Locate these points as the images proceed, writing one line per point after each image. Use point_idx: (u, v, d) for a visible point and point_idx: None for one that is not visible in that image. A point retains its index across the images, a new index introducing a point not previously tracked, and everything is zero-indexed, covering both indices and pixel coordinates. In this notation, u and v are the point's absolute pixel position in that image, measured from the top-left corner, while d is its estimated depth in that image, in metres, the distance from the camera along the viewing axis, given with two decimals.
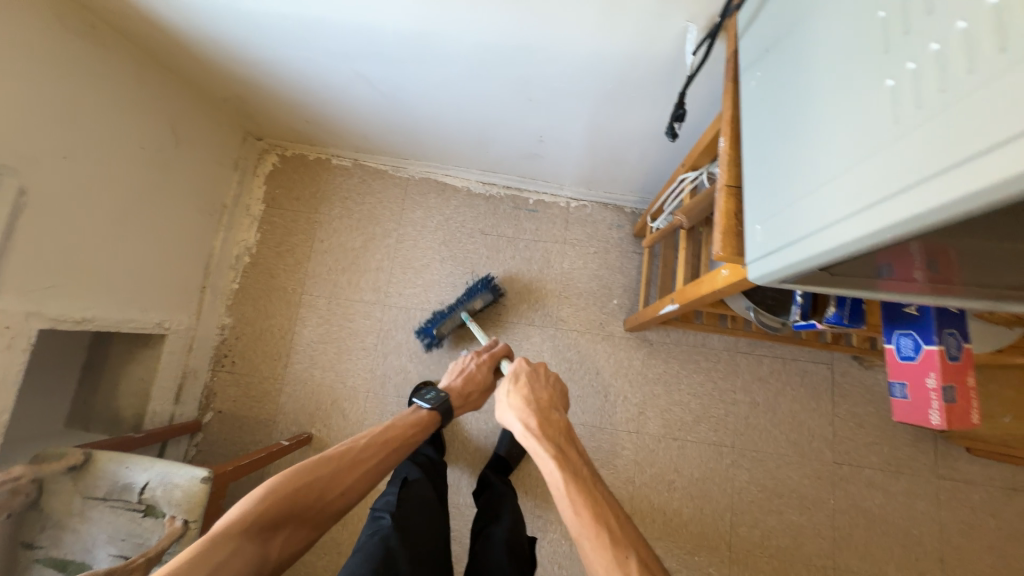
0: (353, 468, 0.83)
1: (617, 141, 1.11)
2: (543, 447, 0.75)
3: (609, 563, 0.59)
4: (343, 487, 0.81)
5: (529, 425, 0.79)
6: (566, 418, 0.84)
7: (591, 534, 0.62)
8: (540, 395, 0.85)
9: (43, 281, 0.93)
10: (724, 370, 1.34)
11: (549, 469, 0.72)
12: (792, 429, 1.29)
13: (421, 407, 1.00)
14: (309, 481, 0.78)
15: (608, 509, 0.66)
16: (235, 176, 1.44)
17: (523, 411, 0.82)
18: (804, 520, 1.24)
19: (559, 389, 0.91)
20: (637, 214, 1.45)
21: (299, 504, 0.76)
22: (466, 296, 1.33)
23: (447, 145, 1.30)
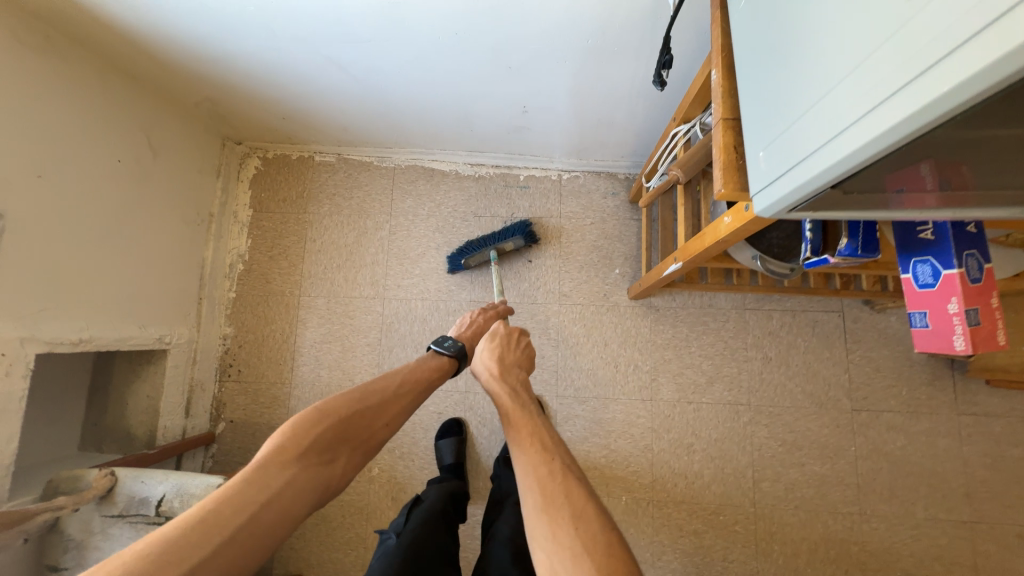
0: (400, 396, 0.74)
1: (603, 102, 1.07)
2: (499, 387, 0.74)
3: (535, 461, 0.60)
4: (390, 417, 0.72)
5: (489, 369, 0.77)
6: (527, 372, 0.80)
7: (524, 446, 0.63)
8: (506, 353, 0.81)
9: (33, 305, 0.91)
10: (733, 328, 1.32)
11: (505, 406, 0.70)
12: (807, 381, 1.28)
13: (440, 352, 0.86)
14: (352, 410, 0.69)
15: (544, 426, 0.66)
16: (218, 183, 1.41)
17: (486, 358, 0.80)
18: (827, 469, 1.24)
19: (528, 350, 0.86)
20: (631, 179, 1.42)
21: (349, 431, 0.67)
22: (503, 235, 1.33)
23: (430, 126, 1.27)
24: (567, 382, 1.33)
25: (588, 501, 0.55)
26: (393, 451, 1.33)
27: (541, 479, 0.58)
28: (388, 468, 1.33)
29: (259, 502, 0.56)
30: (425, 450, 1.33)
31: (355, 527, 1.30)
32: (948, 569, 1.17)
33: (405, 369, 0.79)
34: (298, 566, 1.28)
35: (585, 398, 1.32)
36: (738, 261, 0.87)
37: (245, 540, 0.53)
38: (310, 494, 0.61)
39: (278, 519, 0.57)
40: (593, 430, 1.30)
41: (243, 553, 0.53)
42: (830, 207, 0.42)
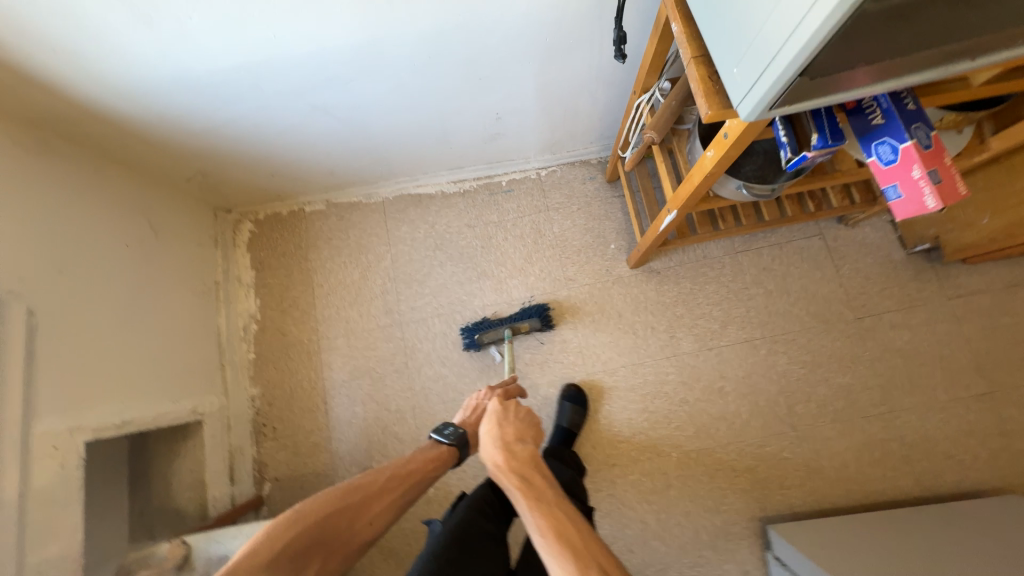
0: (379, 497, 0.86)
1: (566, 95, 1.18)
2: (511, 483, 0.78)
3: (576, 574, 0.63)
4: (369, 518, 0.84)
5: (496, 460, 0.82)
6: (532, 448, 0.85)
7: (553, 553, 0.66)
8: (506, 435, 0.87)
9: (74, 395, 0.93)
10: (731, 272, 1.41)
11: (523, 505, 0.74)
12: (809, 303, 1.37)
13: (440, 443, 0.98)
14: (333, 510, 0.81)
15: (570, 524, 0.70)
16: (218, 252, 1.45)
17: (490, 447, 0.85)
18: (850, 379, 1.32)
19: (529, 419, 0.93)
20: (604, 161, 1.53)
21: (326, 534, 0.80)
22: (518, 317, 1.38)
23: (413, 153, 1.35)
24: (593, 358, 1.39)
25: None
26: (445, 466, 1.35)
27: None
28: (443, 485, 1.34)
29: None
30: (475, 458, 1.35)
31: None
32: (980, 442, 1.26)
33: (391, 466, 0.90)
34: None
35: (614, 370, 1.38)
36: (723, 197, 0.97)
37: None
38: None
39: None
40: (630, 397, 1.36)
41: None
42: (799, 100, 0.51)
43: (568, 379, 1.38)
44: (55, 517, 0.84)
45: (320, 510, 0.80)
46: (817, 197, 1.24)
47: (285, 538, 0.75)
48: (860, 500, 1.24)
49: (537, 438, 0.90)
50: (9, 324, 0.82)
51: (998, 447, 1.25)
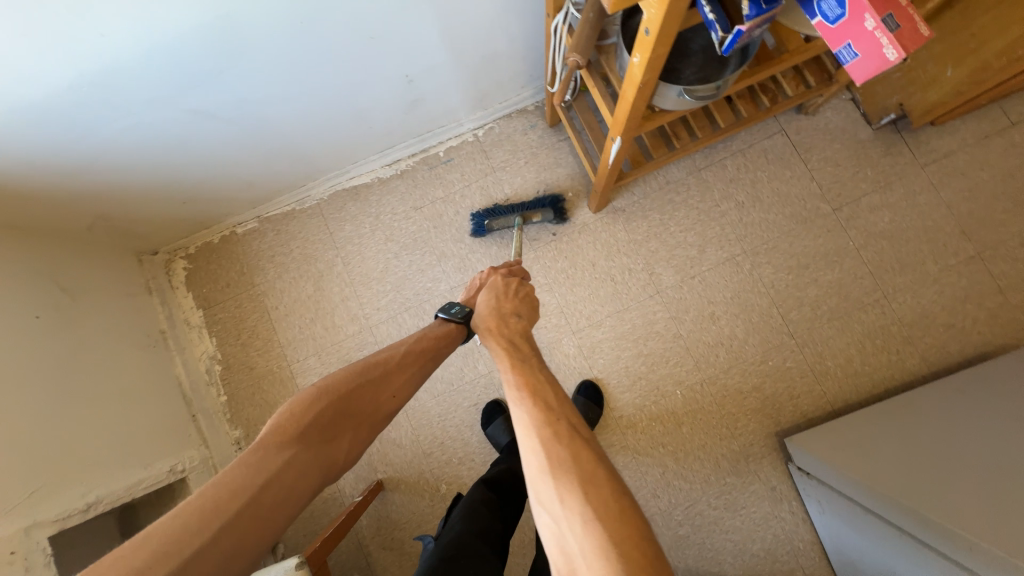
0: (401, 368, 0.74)
1: (477, 37, 1.05)
2: (497, 345, 0.70)
3: (540, 421, 0.57)
4: (393, 389, 0.73)
5: (486, 325, 0.75)
6: (526, 323, 0.77)
7: (524, 404, 0.59)
8: (502, 304, 0.79)
9: (21, 491, 0.85)
10: (698, 192, 1.33)
11: (500, 361, 0.67)
12: (784, 205, 1.30)
13: (446, 321, 0.83)
14: (355, 384, 0.70)
15: (547, 382, 0.61)
16: (155, 299, 1.34)
17: (482, 315, 0.78)
18: (838, 273, 1.26)
19: (530, 297, 0.82)
20: (541, 106, 1.40)
21: (351, 406, 0.69)
22: (530, 207, 1.32)
23: (331, 141, 1.21)
24: (576, 315, 1.32)
25: (597, 464, 0.52)
26: (451, 459, 1.30)
27: (545, 440, 0.55)
28: (454, 478, 1.30)
29: (264, 484, 0.58)
30: (480, 444, 1.30)
31: None
32: (979, 304, 1.22)
33: (408, 342, 0.78)
34: None
35: (600, 321, 1.31)
36: (667, 113, 0.86)
37: (249, 519, 0.56)
38: (312, 470, 0.62)
39: (289, 491, 0.60)
40: (622, 345, 1.30)
41: (251, 531, 0.55)
42: None
43: (585, 376, 1.29)
44: None
45: (340, 383, 0.69)
46: (770, 89, 1.15)
47: (306, 413, 0.65)
48: (870, 391, 1.22)
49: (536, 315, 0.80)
50: None
51: (997, 305, 1.22)
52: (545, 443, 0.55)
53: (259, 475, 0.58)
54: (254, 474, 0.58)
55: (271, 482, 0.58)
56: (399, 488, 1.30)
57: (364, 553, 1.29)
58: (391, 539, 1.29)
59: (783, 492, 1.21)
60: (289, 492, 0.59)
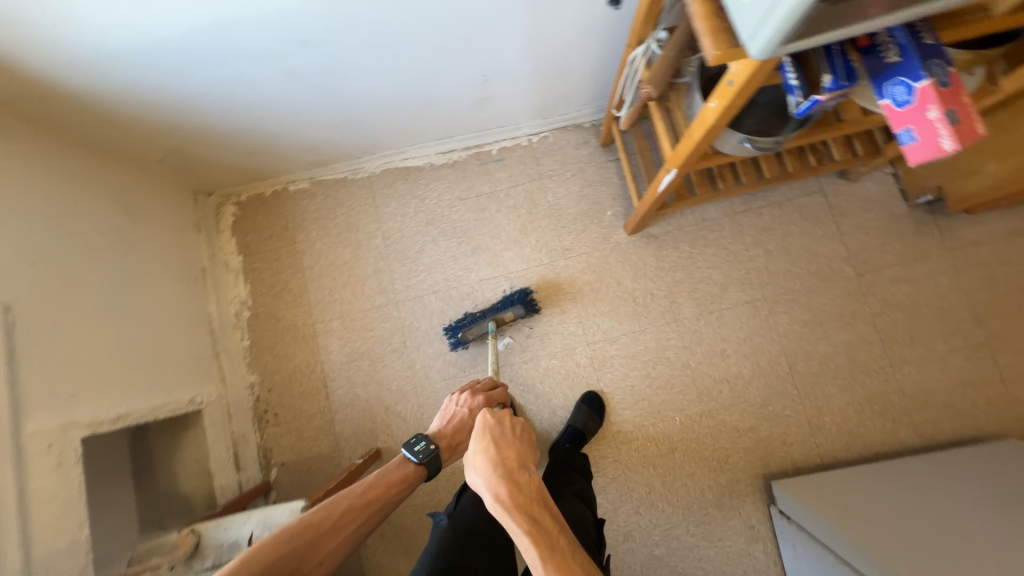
0: (344, 523, 0.86)
1: (554, 52, 1.11)
2: (521, 528, 0.70)
3: None
4: (323, 553, 0.82)
5: (499, 495, 0.74)
6: (534, 475, 0.79)
7: None
8: (506, 458, 0.78)
9: (63, 391, 0.90)
10: (731, 234, 1.38)
11: (530, 552, 0.68)
12: (810, 261, 1.35)
13: (409, 460, 0.96)
14: (287, 549, 0.79)
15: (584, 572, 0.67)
16: (201, 237, 1.40)
17: (491, 479, 0.76)
18: (850, 335, 1.32)
19: (526, 437, 0.85)
20: (597, 125, 1.47)
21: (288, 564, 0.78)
22: (502, 306, 1.35)
23: (397, 123, 1.28)
24: (593, 328, 1.37)
25: None
26: None
27: None
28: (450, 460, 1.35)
29: None
30: None
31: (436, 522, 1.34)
32: (978, 391, 1.27)
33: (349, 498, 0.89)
34: None
35: (615, 337, 1.37)
36: (726, 155, 0.92)
37: None
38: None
39: None
40: (631, 364, 1.35)
41: None
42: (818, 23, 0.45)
43: (590, 387, 1.35)
44: (57, 513, 0.84)
45: (283, 540, 0.80)
46: (818, 151, 1.21)
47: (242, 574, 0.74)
48: (860, 452, 1.27)
49: (535, 458, 0.83)
50: None
51: (996, 395, 1.27)
52: None
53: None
54: None
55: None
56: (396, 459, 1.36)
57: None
58: None
59: (760, 533, 1.26)
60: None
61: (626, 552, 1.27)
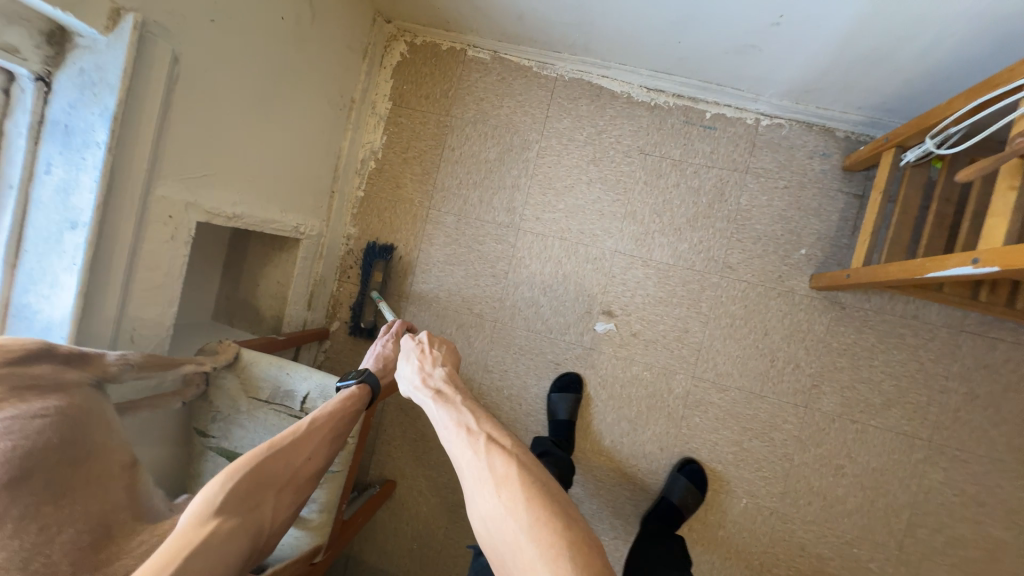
0: (316, 431, 0.71)
1: (901, 18, 0.78)
2: (423, 391, 0.74)
3: (469, 454, 0.63)
4: (312, 453, 0.69)
5: (408, 376, 0.78)
6: (445, 357, 0.82)
7: (460, 451, 0.64)
8: (419, 349, 0.82)
9: (198, 169, 0.85)
10: (938, 351, 1.07)
11: (431, 408, 0.71)
12: (1018, 433, 1.04)
13: (348, 385, 0.83)
14: (266, 458, 0.65)
15: (472, 409, 0.70)
16: (363, 65, 1.27)
17: (403, 364, 0.81)
18: (1008, 537, 1.04)
19: (444, 337, 0.87)
20: (853, 139, 1.12)
21: (268, 479, 0.64)
22: (365, 272, 1.31)
23: (631, 27, 1.01)
24: (708, 364, 1.17)
25: (518, 468, 0.61)
26: (502, 390, 1.26)
27: (474, 465, 0.62)
28: (493, 406, 1.28)
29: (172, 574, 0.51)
30: (535, 399, 1.25)
31: None
32: None
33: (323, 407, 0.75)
34: (392, 472, 1.34)
35: (725, 387, 1.16)
36: None
37: None
38: (225, 557, 0.56)
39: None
40: (726, 423, 1.16)
41: None
42: None
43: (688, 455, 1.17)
44: (156, 284, 0.83)
45: (255, 457, 0.64)
46: None
47: (221, 493, 0.59)
48: None
49: (455, 351, 0.85)
50: (153, 66, 0.71)
51: None
52: (473, 470, 0.62)
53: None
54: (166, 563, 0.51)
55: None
56: None
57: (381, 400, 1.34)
58: (411, 407, 1.33)
59: None
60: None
61: None
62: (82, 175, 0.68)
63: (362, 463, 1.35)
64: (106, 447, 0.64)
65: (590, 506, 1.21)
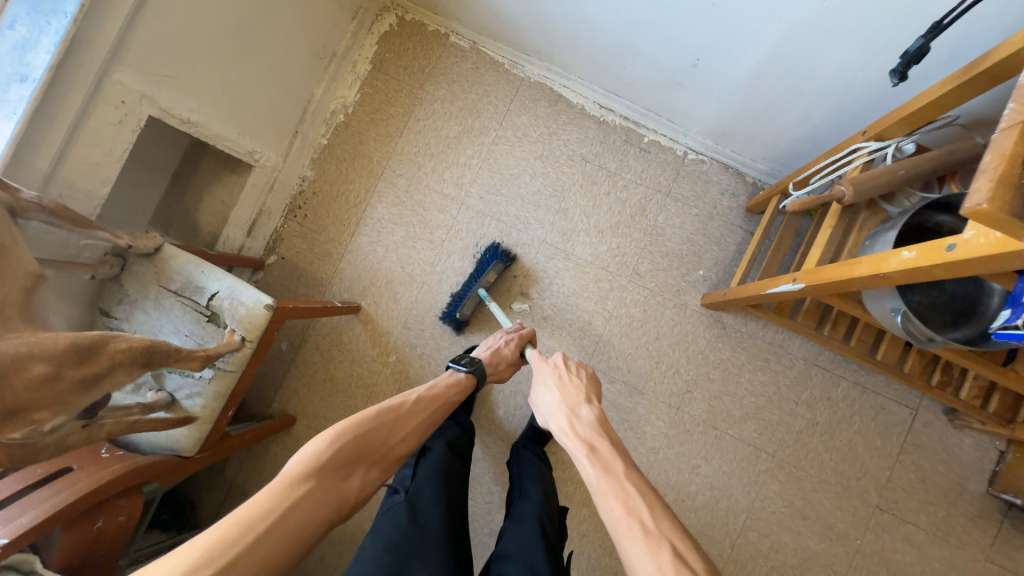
0: (411, 416, 0.82)
1: (785, 79, 0.95)
2: (578, 445, 0.75)
3: (644, 553, 0.57)
4: (405, 434, 0.80)
5: (561, 425, 0.81)
6: (597, 410, 0.83)
7: (630, 544, 0.58)
8: (569, 396, 0.86)
9: (159, 67, 0.92)
10: (793, 378, 1.23)
11: (586, 469, 0.71)
12: (843, 460, 1.20)
13: (458, 371, 0.98)
14: (369, 428, 0.74)
15: (640, 492, 0.65)
16: (351, 25, 1.37)
17: (557, 411, 0.83)
18: (821, 549, 1.18)
19: (592, 383, 0.91)
20: (759, 186, 1.29)
21: (367, 449, 0.73)
22: (480, 270, 1.30)
23: (587, 45, 1.16)
24: (602, 356, 1.29)
25: None
26: (415, 347, 1.34)
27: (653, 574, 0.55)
28: (405, 361, 1.35)
29: (279, 512, 0.59)
30: (444, 362, 1.33)
31: (355, 398, 1.36)
32: None
33: (418, 393, 0.87)
34: (295, 409, 1.37)
35: (613, 379, 1.28)
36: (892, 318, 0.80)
37: (268, 542, 0.56)
38: (328, 504, 0.65)
39: (307, 519, 0.61)
40: (608, 411, 1.27)
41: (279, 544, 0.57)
42: None
43: None
44: (94, 160, 0.88)
45: (359, 424, 0.74)
46: (950, 375, 1.05)
47: (330, 449, 0.68)
48: None
49: (598, 398, 0.87)
50: None
51: None
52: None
53: (3, 383, 0.62)
54: (280, 502, 0.59)
55: (27, 392, 0.64)
56: (366, 325, 1.37)
57: (283, 327, 1.38)
58: (328, 350, 1.38)
59: None
60: (311, 522, 0.62)
61: (481, 544, 1.28)
62: (42, 37, 0.75)
63: (268, 393, 1.38)
64: (12, 253, 0.70)
65: (474, 468, 1.30)
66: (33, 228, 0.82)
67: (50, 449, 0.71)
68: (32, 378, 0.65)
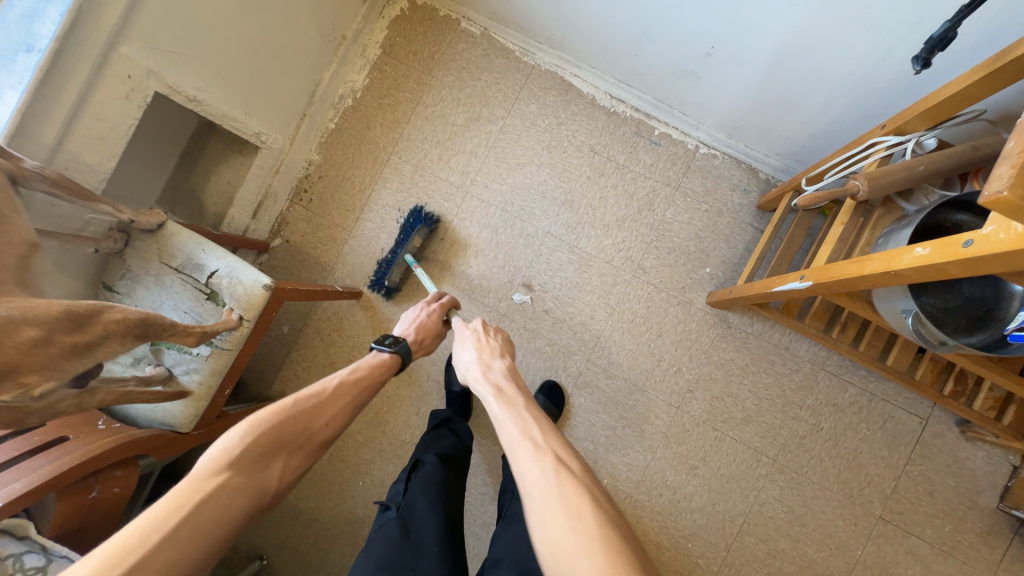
0: (335, 400, 0.76)
1: (802, 70, 0.91)
2: (486, 387, 0.76)
3: (539, 469, 0.59)
4: (329, 418, 0.74)
5: (473, 372, 0.81)
6: (506, 359, 0.84)
7: (531, 465, 0.60)
8: (484, 348, 0.86)
9: (166, 44, 0.92)
10: (799, 382, 1.19)
11: (494, 407, 0.72)
12: (848, 468, 1.16)
13: (381, 350, 0.90)
14: (284, 418, 0.69)
15: (546, 429, 0.67)
16: (361, 8, 1.36)
17: (468, 362, 0.84)
18: (819, 557, 1.15)
19: (504, 341, 0.92)
20: (771, 183, 1.26)
21: (283, 438, 0.68)
22: (406, 234, 1.32)
23: (599, 32, 1.13)
24: (603, 351, 1.27)
25: None
26: None
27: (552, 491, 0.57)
28: None
29: (191, 514, 0.54)
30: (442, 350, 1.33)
31: None
32: None
33: (342, 374, 0.80)
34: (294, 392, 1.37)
35: (613, 374, 1.26)
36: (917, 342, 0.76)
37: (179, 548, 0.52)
38: (238, 504, 0.59)
39: (221, 520, 0.57)
40: (606, 407, 1.25)
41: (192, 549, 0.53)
42: None
43: (547, 376, 1.28)
44: (99, 134, 0.89)
45: (276, 414, 0.68)
46: (963, 383, 1.01)
47: (242, 444, 0.63)
48: None
49: (509, 351, 0.89)
50: None
51: None
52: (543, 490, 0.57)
53: None
54: (191, 504, 0.55)
55: (20, 356, 0.65)
56: (366, 311, 1.37)
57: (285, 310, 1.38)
58: (328, 334, 1.39)
59: None
60: (217, 523, 0.56)
61: (473, 534, 1.28)
62: (48, 8, 0.75)
63: (268, 375, 1.39)
64: (10, 222, 0.71)
65: None
66: (39, 200, 0.83)
67: (42, 414, 0.72)
68: (23, 342, 0.65)
